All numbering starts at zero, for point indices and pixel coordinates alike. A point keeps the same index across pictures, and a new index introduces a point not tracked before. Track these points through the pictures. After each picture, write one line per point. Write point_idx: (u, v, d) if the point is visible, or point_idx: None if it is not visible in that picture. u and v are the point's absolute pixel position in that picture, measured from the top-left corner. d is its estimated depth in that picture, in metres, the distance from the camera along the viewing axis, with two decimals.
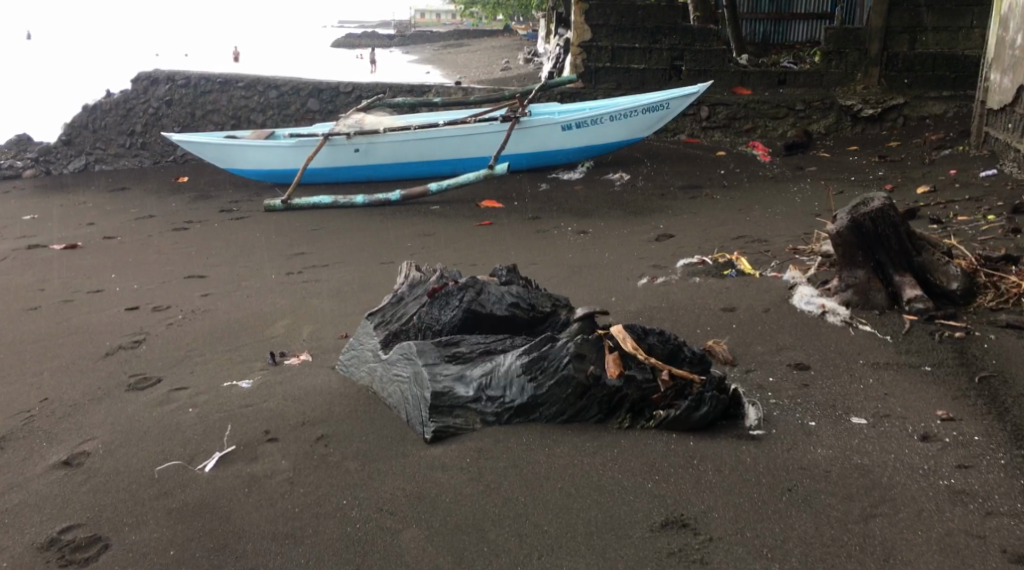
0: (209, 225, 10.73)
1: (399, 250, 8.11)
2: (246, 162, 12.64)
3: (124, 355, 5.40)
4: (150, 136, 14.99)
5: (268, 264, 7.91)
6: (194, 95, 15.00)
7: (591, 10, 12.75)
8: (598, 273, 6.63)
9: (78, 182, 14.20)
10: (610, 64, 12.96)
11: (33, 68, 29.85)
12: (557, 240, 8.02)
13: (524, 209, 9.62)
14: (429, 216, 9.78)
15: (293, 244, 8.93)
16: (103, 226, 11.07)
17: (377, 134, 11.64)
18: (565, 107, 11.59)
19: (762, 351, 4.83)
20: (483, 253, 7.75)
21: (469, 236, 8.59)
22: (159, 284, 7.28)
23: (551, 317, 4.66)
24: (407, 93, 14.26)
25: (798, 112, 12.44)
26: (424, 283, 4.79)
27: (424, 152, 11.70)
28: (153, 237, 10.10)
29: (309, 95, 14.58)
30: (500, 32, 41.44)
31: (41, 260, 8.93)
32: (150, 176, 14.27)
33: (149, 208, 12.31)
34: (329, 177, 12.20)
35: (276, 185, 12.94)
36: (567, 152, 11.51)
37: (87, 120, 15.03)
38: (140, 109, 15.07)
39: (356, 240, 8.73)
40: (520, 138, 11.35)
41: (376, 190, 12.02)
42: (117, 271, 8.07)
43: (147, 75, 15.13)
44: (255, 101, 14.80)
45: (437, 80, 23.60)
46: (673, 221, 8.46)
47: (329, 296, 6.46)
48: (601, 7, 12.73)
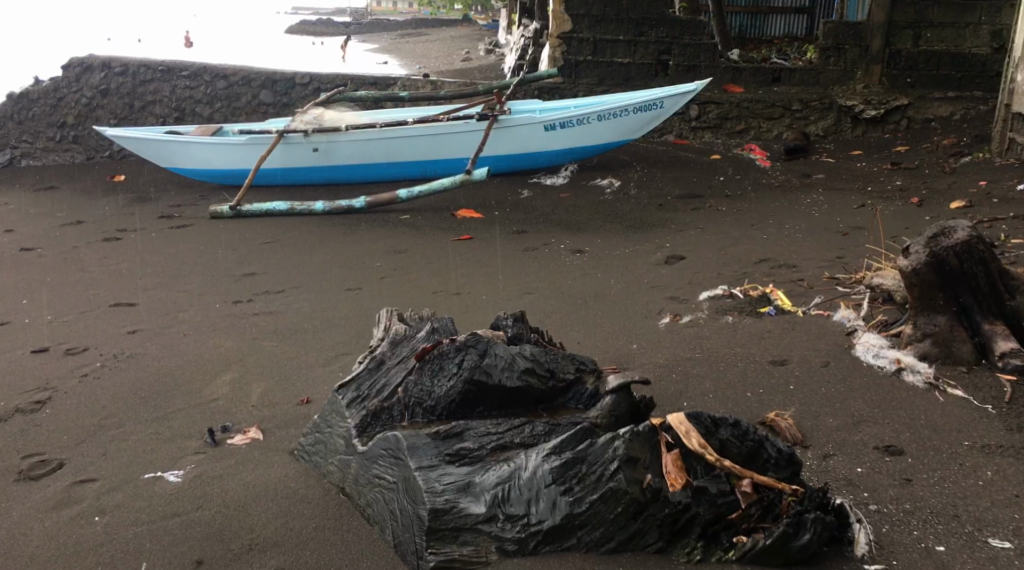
0: (146, 234, 9.63)
1: (365, 273, 7.09)
2: (191, 161, 11.47)
3: (21, 428, 4.39)
4: (84, 128, 13.71)
5: (212, 290, 6.88)
6: (133, 84, 13.70)
7: None
8: (605, 307, 5.65)
9: (2, 179, 12.94)
10: (591, 57, 11.97)
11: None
12: (548, 262, 7.00)
13: (504, 222, 8.64)
14: (399, 230, 8.79)
15: (242, 262, 7.87)
16: (27, 234, 9.94)
17: (338, 132, 10.58)
18: (547, 105, 10.60)
19: (836, 427, 3.79)
20: (464, 275, 6.74)
21: (444, 253, 7.59)
22: (80, 319, 6.27)
23: (573, 388, 3.62)
24: (370, 85, 13.18)
25: (794, 113, 11.44)
26: (410, 342, 3.79)
27: (392, 153, 10.70)
28: (80, 249, 9.00)
29: (262, 86, 13.42)
30: (459, 22, 40.28)
31: None
32: (84, 173, 13.06)
33: (80, 211, 11.13)
34: (287, 178, 11.14)
35: (226, 186, 11.80)
36: (549, 155, 10.53)
37: (13, 110, 13.71)
38: (73, 98, 13.76)
39: (316, 260, 7.71)
40: (498, 139, 10.35)
41: (339, 193, 10.99)
42: (31, 300, 7.01)
43: (79, 61, 13.74)
44: (201, 92, 13.61)
45: (397, 71, 22.44)
46: (677, 237, 7.49)
47: (284, 338, 5.39)
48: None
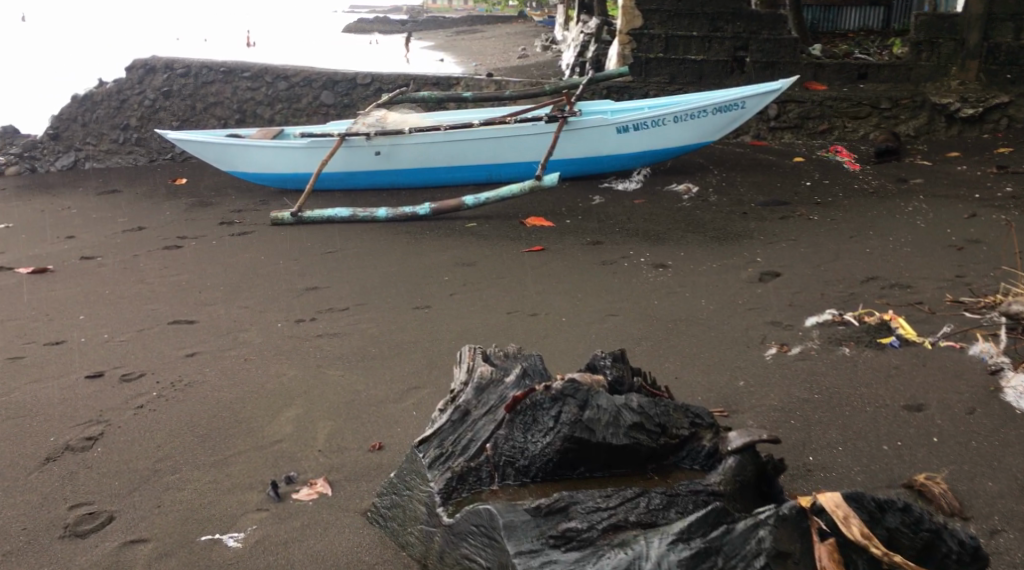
0: (206, 242, 9.31)
1: (433, 288, 6.65)
2: (252, 165, 11.19)
3: (70, 468, 4.04)
4: (146, 131, 13.55)
5: (274, 306, 6.51)
6: (195, 85, 13.49)
7: None
8: (700, 333, 5.12)
9: (65, 181, 12.80)
10: (663, 54, 11.41)
11: (35, 62, 28.93)
12: (630, 280, 6.42)
13: (579, 232, 8.14)
14: (467, 239, 8.37)
15: (303, 275, 7.49)
16: (87, 241, 9.67)
17: (401, 135, 10.25)
18: (620, 105, 10.07)
19: (1002, 496, 3.37)
20: (541, 292, 6.27)
21: (517, 265, 7.15)
22: (137, 339, 5.92)
23: (686, 445, 3.16)
24: (432, 86, 12.80)
25: (882, 112, 10.77)
26: (498, 386, 3.31)
27: (458, 156, 10.34)
28: (139, 258, 8.70)
29: (323, 87, 13.10)
30: (517, 20, 39.81)
31: (5, 293, 7.56)
32: (145, 176, 12.84)
33: (141, 217, 10.87)
34: (348, 183, 10.83)
35: (287, 191, 11.47)
36: (622, 158, 10.00)
37: (76, 112, 13.59)
38: (135, 100, 13.59)
39: (381, 272, 7.32)
40: (567, 141, 9.86)
41: (402, 198, 10.61)
42: (88, 315, 6.68)
43: (142, 62, 13.62)
44: (263, 93, 13.35)
45: (456, 71, 22.08)
46: (769, 249, 6.93)
47: (349, 365, 4.95)
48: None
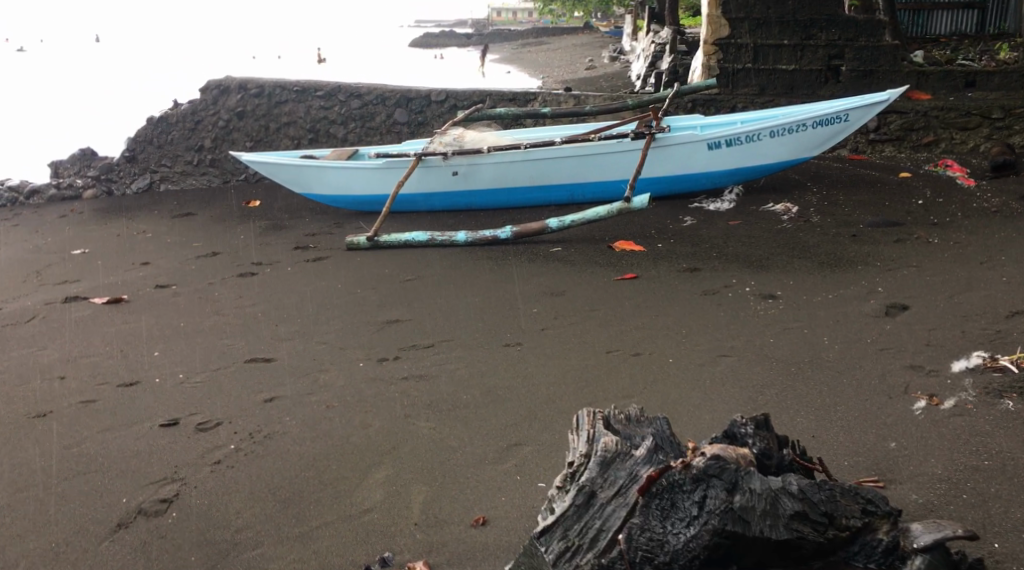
0: (281, 269, 9.01)
1: (522, 321, 6.23)
2: (327, 188, 10.94)
3: (142, 537, 3.72)
4: (220, 152, 13.40)
5: (356, 342, 6.15)
6: (268, 105, 13.33)
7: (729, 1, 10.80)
8: (829, 380, 4.60)
9: (139, 204, 12.66)
10: (751, 65, 11.01)
11: (105, 85, 29.18)
12: (738, 312, 5.90)
13: (673, 256, 7.66)
14: (555, 265, 7.92)
15: (384, 305, 7.12)
16: (162, 268, 9.45)
17: (480, 155, 9.93)
18: (711, 120, 9.52)
19: None
20: (642, 327, 5.79)
21: (611, 295, 6.69)
22: (214, 379, 5.59)
23: (850, 534, 2.96)
24: (509, 101, 12.48)
25: (994, 122, 10.19)
26: (621, 459, 3.01)
27: (539, 177, 10.02)
28: (214, 286, 8.43)
29: (397, 104, 12.85)
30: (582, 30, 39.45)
31: (79, 325, 7.32)
32: (219, 198, 12.66)
33: (215, 241, 10.64)
34: (424, 205, 10.53)
35: (362, 212, 11.18)
36: (713, 177, 9.48)
37: (151, 134, 13.43)
38: (210, 121, 13.44)
39: (467, 302, 6.92)
40: (655, 158, 9.36)
41: (480, 220, 10.26)
42: (162, 352, 6.39)
43: (218, 83, 13.48)
44: (336, 112, 13.14)
45: (523, 87, 21.74)
46: (889, 277, 6.37)
47: (442, 415, 4.53)
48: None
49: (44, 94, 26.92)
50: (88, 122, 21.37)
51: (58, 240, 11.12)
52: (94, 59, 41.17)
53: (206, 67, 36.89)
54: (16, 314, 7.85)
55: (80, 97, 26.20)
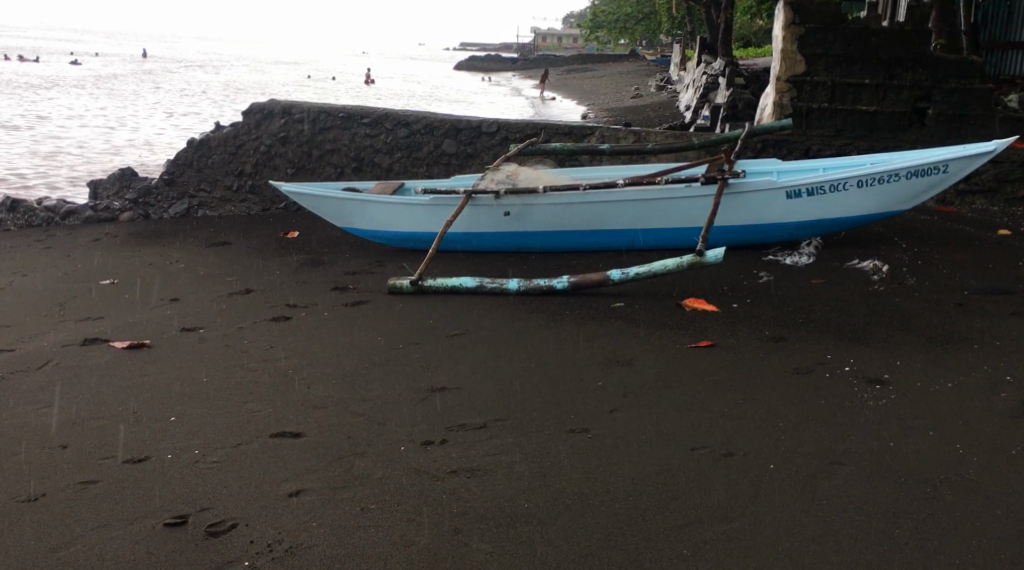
0: (317, 313, 8.30)
1: (587, 399, 5.44)
2: (371, 223, 10.35)
3: None
4: (261, 178, 12.85)
5: (397, 420, 5.42)
6: (313, 131, 12.72)
7: (808, 36, 10.18)
8: (979, 516, 3.93)
9: (175, 229, 12.05)
10: (828, 104, 10.31)
11: (147, 102, 28.78)
12: (842, 402, 4.98)
13: (755, 319, 6.84)
14: (619, 324, 7.13)
15: (430, 369, 6.38)
16: (191, 306, 8.77)
17: (534, 195, 9.36)
18: (789, 166, 8.84)
19: None
20: (726, 411, 4.99)
21: (684, 365, 5.90)
22: (234, 465, 4.88)
23: None
24: (565, 135, 11.82)
25: None
26: None
27: (597, 220, 9.41)
28: (245, 331, 7.72)
29: (446, 134, 12.22)
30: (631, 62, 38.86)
31: (95, 373, 6.62)
32: (256, 227, 12.02)
33: (250, 276, 9.96)
34: (471, 244, 9.89)
35: (404, 250, 10.47)
36: (792, 228, 8.65)
37: (192, 157, 13.01)
38: (251, 146, 12.91)
39: (522, 369, 6.16)
40: (728, 204, 8.60)
41: (532, 263, 9.52)
42: (180, 416, 5.66)
43: (261, 107, 12.99)
44: (382, 141, 12.52)
45: (570, 120, 21.04)
46: (1014, 358, 5.52)
47: (510, 553, 3.88)
48: (824, 31, 10.18)
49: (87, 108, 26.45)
50: (122, 139, 20.75)
51: (86, 266, 10.48)
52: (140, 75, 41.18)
53: (250, 88, 36.57)
54: (29, 355, 7.13)
55: (122, 113, 25.74)
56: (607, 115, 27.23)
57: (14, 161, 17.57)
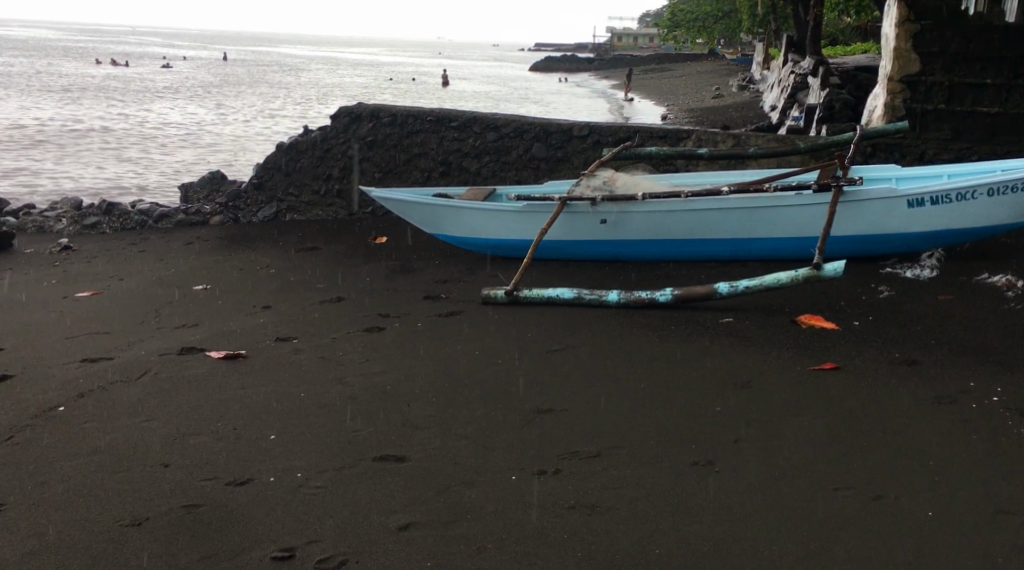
0: (412, 323, 8.07)
1: (708, 423, 5.16)
2: (463, 230, 10.11)
3: None
4: (349, 182, 12.69)
5: (507, 441, 5.16)
6: (400, 135, 12.54)
7: (922, 34, 10.44)
8: None
9: (264, 234, 11.98)
10: (945, 104, 10.41)
11: (224, 105, 28.91)
12: (993, 440, 4.64)
13: (876, 352, 6.49)
14: (732, 344, 6.80)
15: (535, 385, 6.12)
16: (284, 314, 8.60)
17: (632, 203, 9.07)
18: (909, 173, 8.91)
19: None
20: (864, 444, 4.69)
21: (805, 387, 5.59)
22: (339, 492, 4.66)
23: None
24: (659, 138, 11.44)
25: None
26: None
27: (698, 228, 9.06)
28: (340, 341, 7.52)
29: (535, 138, 11.94)
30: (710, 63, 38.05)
31: (192, 385, 6.45)
32: (345, 232, 11.89)
33: (341, 283, 9.79)
34: (566, 253, 9.61)
35: (496, 257, 10.19)
36: (911, 238, 8.63)
37: (281, 161, 12.88)
38: (339, 150, 12.73)
39: (632, 391, 5.87)
40: (850, 214, 8.61)
41: (630, 274, 9.20)
42: (280, 434, 5.46)
43: (349, 110, 12.79)
44: (470, 144, 12.29)
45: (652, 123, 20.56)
46: None
47: None
48: (940, 30, 10.40)
49: (167, 112, 26.68)
50: (200, 142, 20.78)
51: (179, 271, 10.42)
52: (218, 78, 41.59)
53: (327, 90, 36.60)
54: (125, 364, 6.99)
55: (201, 116, 25.88)
56: (690, 115, 26.58)
57: (101, 165, 17.70)
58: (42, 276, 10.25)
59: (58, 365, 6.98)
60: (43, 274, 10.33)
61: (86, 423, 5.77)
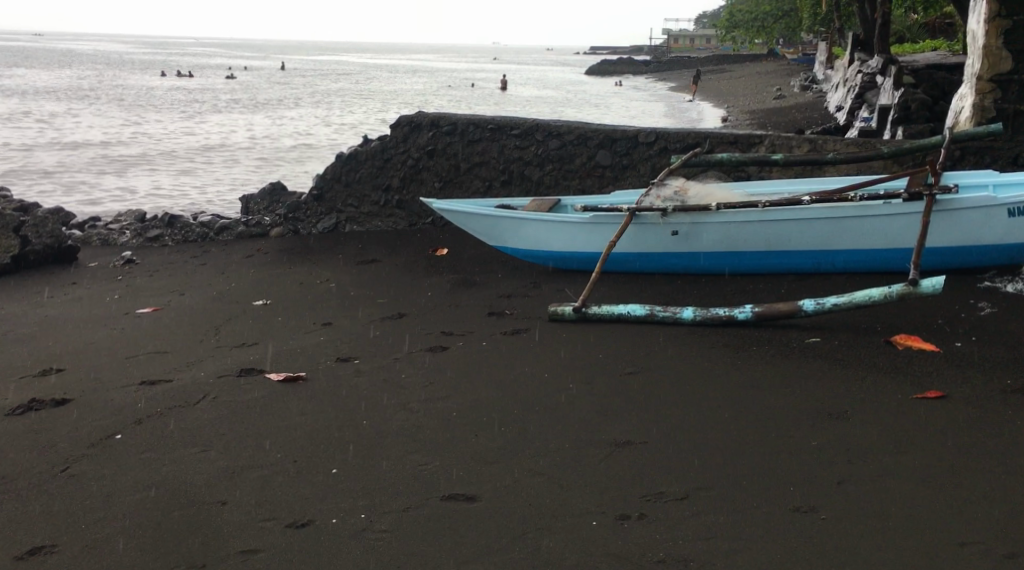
0: (476, 341, 7.72)
1: (805, 478, 4.82)
2: (527, 243, 9.76)
3: None
4: (409, 193, 12.42)
5: (585, 482, 4.83)
6: (461, 143, 12.21)
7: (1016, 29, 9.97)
8: None
9: (324, 246, 11.75)
10: None
11: (281, 115, 28.90)
12: None
13: (980, 389, 6.01)
14: (822, 371, 6.38)
15: (612, 413, 5.75)
16: (345, 331, 8.32)
17: (706, 212, 8.64)
18: (1004, 179, 8.44)
19: None
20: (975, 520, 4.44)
21: (903, 434, 5.30)
22: (407, 542, 4.37)
23: None
24: (730, 144, 10.96)
25: None
26: None
27: (776, 241, 8.61)
28: (403, 361, 7.20)
29: (600, 145, 11.54)
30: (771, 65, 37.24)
31: (251, 410, 6.16)
32: (405, 244, 11.61)
33: (403, 298, 9.49)
34: (635, 266, 9.20)
35: (561, 270, 9.80)
36: (1005, 249, 8.17)
37: (341, 172, 12.63)
38: (398, 160, 12.45)
39: (716, 422, 5.49)
40: (943, 224, 8.15)
41: (703, 287, 8.77)
42: (343, 468, 5.16)
43: (409, 119, 12.52)
44: (532, 152, 11.93)
45: (712, 127, 20.00)
46: None
47: None
48: None
49: (224, 123, 26.71)
50: (257, 153, 20.68)
51: (239, 285, 10.22)
52: (275, 87, 41.80)
53: (383, 99, 36.51)
54: (183, 386, 6.73)
55: (258, 126, 25.86)
56: (752, 117, 25.91)
57: (161, 177, 17.66)
58: (103, 291, 10.12)
59: (116, 387, 6.75)
60: (104, 288, 10.20)
61: (142, 452, 5.50)
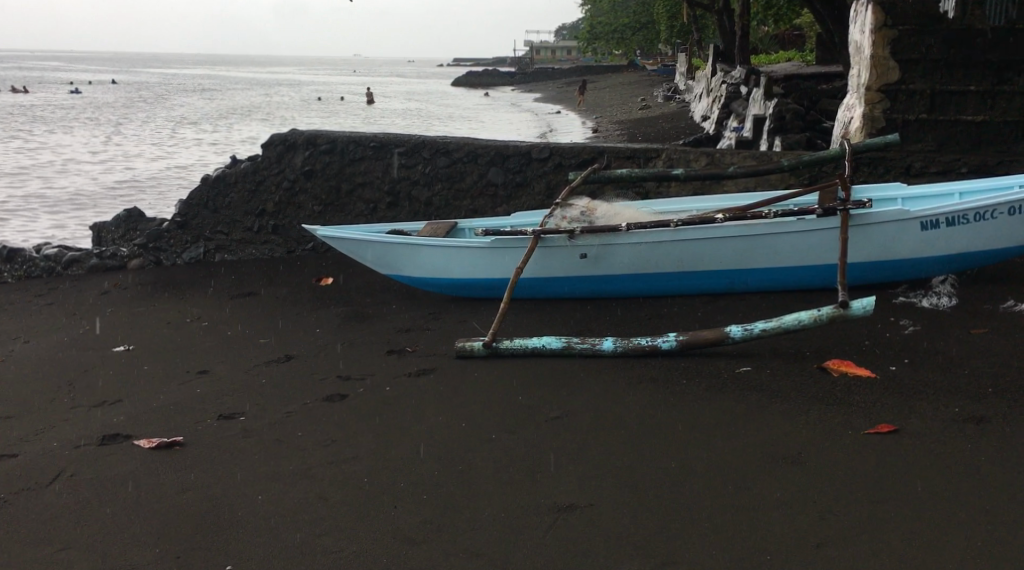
0: (377, 386, 6.94)
1: (784, 561, 4.35)
2: (420, 270, 9.02)
3: None
4: (285, 217, 11.51)
5: None
6: (341, 163, 11.37)
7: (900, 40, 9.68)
8: None
9: (192, 278, 10.72)
10: (926, 115, 9.76)
11: (132, 135, 27.16)
12: None
13: (928, 419, 5.64)
14: (761, 407, 5.90)
15: (547, 475, 5.13)
16: (224, 379, 7.40)
17: (615, 234, 8.11)
18: (913, 192, 8.19)
19: None
20: None
21: (862, 487, 4.89)
22: None
23: None
24: (628, 159, 10.47)
25: None
26: None
27: (688, 261, 8.15)
28: (294, 415, 6.37)
29: (490, 162, 10.87)
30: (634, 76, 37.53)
31: (118, 491, 5.25)
32: (284, 273, 10.70)
33: (287, 337, 8.60)
34: (540, 292, 8.60)
35: (460, 299, 9.10)
36: (920, 265, 7.90)
37: (208, 197, 11.59)
38: (273, 182, 11.54)
39: (661, 485, 4.97)
40: (858, 239, 7.82)
41: (616, 313, 8.23)
42: None
43: (282, 138, 11.61)
44: (420, 172, 11.16)
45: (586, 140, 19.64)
46: None
47: None
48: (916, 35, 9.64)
49: (68, 144, 24.82)
50: (109, 176, 19.18)
51: (98, 328, 9.11)
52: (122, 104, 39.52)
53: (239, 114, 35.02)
54: (32, 462, 5.72)
55: (105, 147, 24.12)
56: (622, 128, 25.77)
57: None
58: None
59: None
60: None
61: None
